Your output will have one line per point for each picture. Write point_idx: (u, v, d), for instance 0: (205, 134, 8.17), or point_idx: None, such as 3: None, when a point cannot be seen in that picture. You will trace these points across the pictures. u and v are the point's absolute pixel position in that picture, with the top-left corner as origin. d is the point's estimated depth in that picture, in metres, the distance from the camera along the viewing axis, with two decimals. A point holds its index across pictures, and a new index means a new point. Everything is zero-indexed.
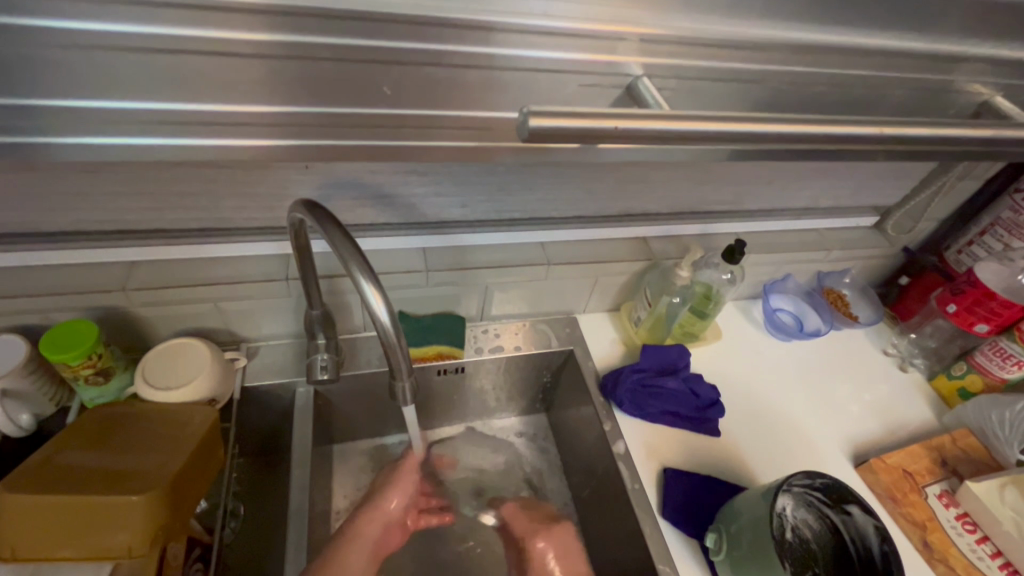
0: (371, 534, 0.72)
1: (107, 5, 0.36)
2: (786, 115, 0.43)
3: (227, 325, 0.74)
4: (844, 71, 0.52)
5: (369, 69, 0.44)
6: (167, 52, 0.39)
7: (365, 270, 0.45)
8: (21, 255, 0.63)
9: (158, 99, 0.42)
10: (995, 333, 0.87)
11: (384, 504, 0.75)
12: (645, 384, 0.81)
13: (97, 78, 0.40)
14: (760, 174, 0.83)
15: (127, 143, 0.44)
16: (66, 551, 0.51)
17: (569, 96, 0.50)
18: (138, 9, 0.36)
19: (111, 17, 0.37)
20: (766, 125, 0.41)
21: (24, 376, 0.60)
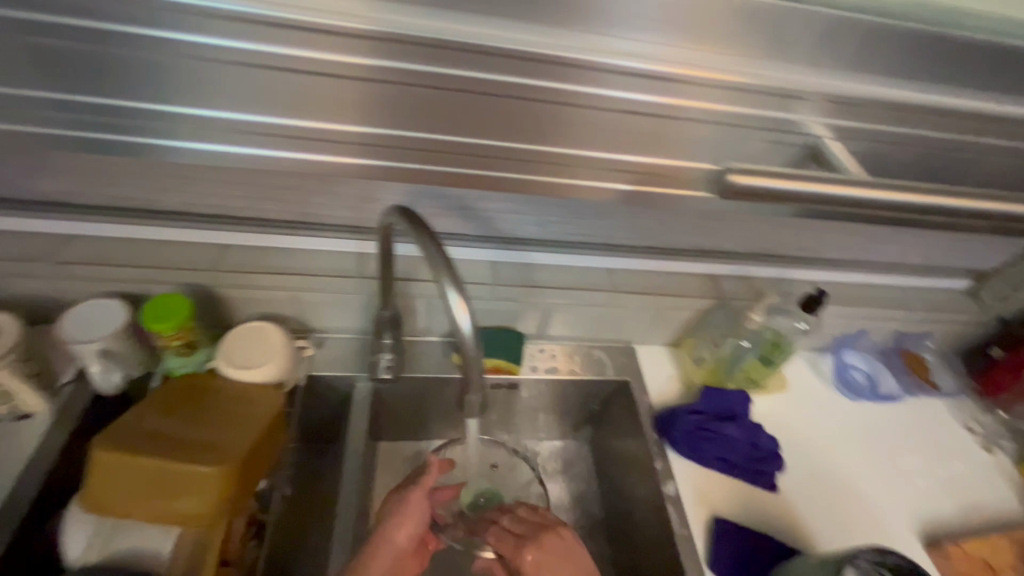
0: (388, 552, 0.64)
1: (228, 19, 0.47)
2: (843, 178, 0.49)
3: (300, 315, 0.77)
4: (877, 126, 0.60)
5: (478, 101, 0.55)
6: (253, 66, 0.50)
7: (452, 278, 0.45)
8: (131, 228, 0.68)
9: (259, 112, 0.53)
10: None
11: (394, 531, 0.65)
12: (703, 427, 0.78)
13: (199, 83, 0.51)
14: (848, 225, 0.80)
15: (249, 153, 0.56)
16: (140, 511, 0.53)
17: (679, 134, 0.59)
18: (257, 26, 0.48)
19: (216, 30, 0.47)
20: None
21: (122, 338, 0.65)
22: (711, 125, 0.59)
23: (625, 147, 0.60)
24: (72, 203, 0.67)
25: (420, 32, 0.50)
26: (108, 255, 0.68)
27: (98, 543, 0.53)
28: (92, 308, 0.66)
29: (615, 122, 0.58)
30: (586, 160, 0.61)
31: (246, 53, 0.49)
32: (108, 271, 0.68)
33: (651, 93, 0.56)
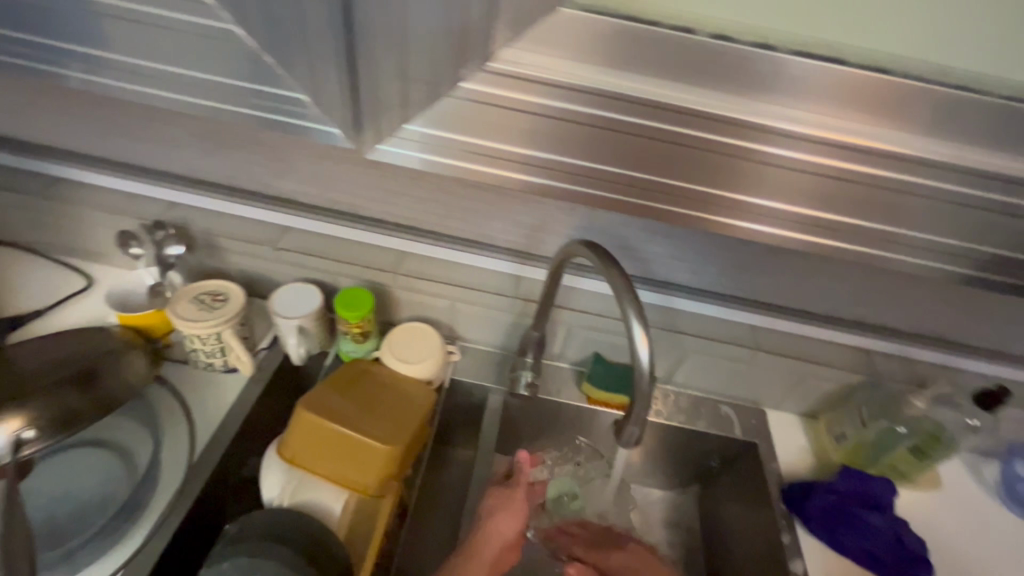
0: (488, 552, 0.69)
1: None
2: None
3: (451, 322, 0.85)
4: None
5: (669, 146, 0.53)
6: (462, 97, 0.53)
7: (638, 312, 0.48)
8: (331, 226, 0.79)
9: (421, 123, 0.56)
10: None
11: (496, 522, 0.71)
12: (842, 508, 0.73)
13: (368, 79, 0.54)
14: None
15: (389, 152, 0.58)
16: (323, 469, 0.60)
17: (890, 203, 0.54)
18: (425, 86, 0.54)
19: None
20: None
21: (315, 319, 0.76)
22: (907, 191, 0.52)
23: (805, 197, 0.54)
24: (289, 199, 0.78)
25: (615, 87, 0.51)
26: (311, 246, 0.80)
27: (290, 490, 0.60)
28: (292, 290, 0.78)
29: (795, 180, 0.53)
30: (750, 210, 0.56)
31: (434, 76, 0.52)
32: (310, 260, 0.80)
33: (828, 159, 0.51)
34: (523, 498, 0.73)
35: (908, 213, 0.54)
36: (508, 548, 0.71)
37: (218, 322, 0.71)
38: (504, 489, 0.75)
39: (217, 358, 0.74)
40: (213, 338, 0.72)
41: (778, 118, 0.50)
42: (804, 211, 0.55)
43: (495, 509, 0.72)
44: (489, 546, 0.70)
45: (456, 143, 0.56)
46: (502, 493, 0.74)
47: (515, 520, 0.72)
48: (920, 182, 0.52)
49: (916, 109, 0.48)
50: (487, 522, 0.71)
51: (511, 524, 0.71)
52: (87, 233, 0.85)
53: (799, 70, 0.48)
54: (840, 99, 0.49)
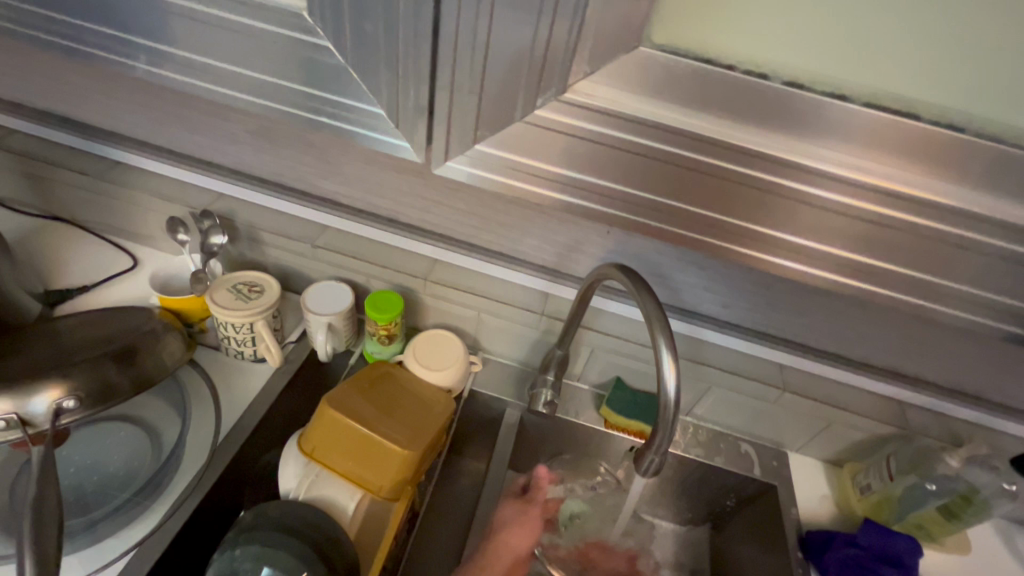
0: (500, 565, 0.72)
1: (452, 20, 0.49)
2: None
3: (476, 333, 0.86)
4: None
5: (705, 180, 0.53)
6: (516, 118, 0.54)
7: (669, 341, 0.48)
8: (369, 229, 0.81)
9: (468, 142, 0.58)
10: None
11: (511, 536, 0.75)
12: (862, 564, 0.71)
13: (425, 92, 0.56)
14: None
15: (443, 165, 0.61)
16: (339, 466, 0.61)
17: (925, 252, 0.52)
18: (477, 103, 0.54)
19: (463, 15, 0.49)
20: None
21: (344, 318, 0.78)
22: (942, 243, 0.51)
23: (835, 239, 0.54)
24: (330, 199, 0.80)
25: (664, 118, 0.50)
26: (347, 246, 0.83)
27: (306, 482, 0.61)
28: (326, 287, 0.81)
29: (835, 224, 0.53)
30: (791, 248, 0.56)
31: (496, 98, 0.53)
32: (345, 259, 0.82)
33: (857, 201, 0.50)
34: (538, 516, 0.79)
35: (941, 262, 0.53)
36: (517, 561, 0.74)
37: (252, 313, 0.73)
38: (520, 502, 0.80)
39: (248, 346, 0.76)
40: (246, 327, 0.74)
41: (817, 157, 0.49)
42: (836, 250, 0.55)
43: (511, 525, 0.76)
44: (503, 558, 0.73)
45: (499, 160, 0.58)
46: (518, 507, 0.79)
47: (528, 535, 0.77)
48: (953, 233, 0.50)
49: (962, 163, 0.47)
50: (501, 534, 0.75)
51: (523, 538, 0.76)
52: (139, 215, 0.89)
53: (844, 115, 0.46)
54: (875, 146, 0.47)
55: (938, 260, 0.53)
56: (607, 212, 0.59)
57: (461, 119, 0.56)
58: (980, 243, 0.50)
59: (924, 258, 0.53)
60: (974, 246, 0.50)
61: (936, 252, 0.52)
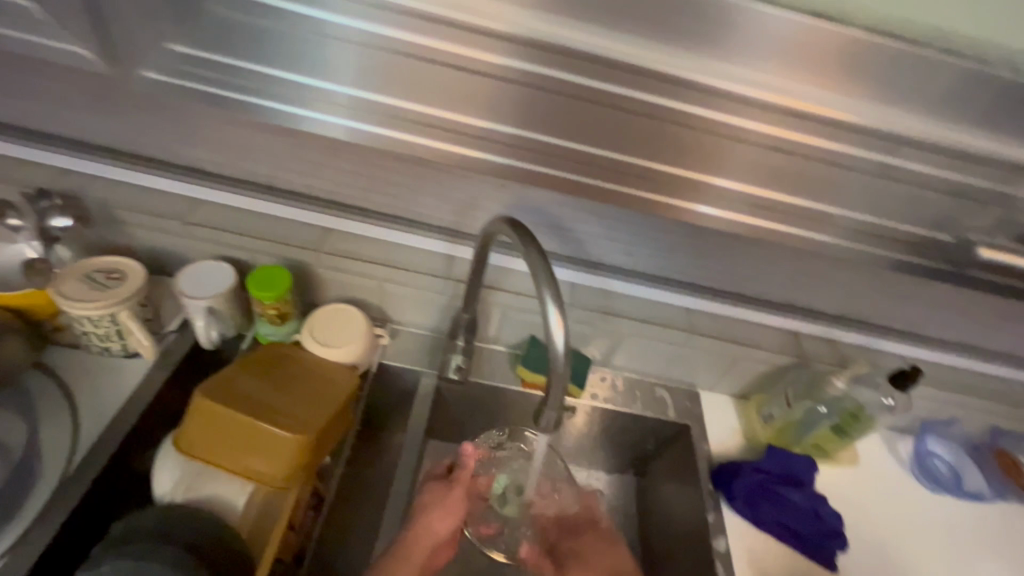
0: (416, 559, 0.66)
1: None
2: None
3: (382, 304, 0.81)
4: None
5: (621, 116, 0.54)
6: (405, 56, 0.52)
7: (555, 295, 0.46)
8: (253, 201, 0.73)
9: (363, 89, 0.55)
10: None
11: (432, 522, 0.68)
12: (765, 487, 0.74)
13: (289, 46, 0.52)
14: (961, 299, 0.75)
15: (323, 120, 0.57)
16: (223, 462, 0.55)
17: (816, 177, 0.56)
18: (377, 48, 0.52)
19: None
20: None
21: (227, 300, 0.70)
22: (838, 167, 0.55)
23: (738, 175, 0.57)
24: (199, 168, 0.72)
25: (572, 41, 0.49)
26: (224, 220, 0.74)
27: (185, 484, 0.55)
28: (203, 267, 0.72)
29: (747, 154, 0.55)
30: (698, 194, 0.58)
31: (388, 40, 0.51)
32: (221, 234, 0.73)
33: (780, 130, 0.53)
34: (463, 499, 0.70)
35: (823, 188, 0.57)
36: (441, 546, 0.69)
37: (112, 303, 0.64)
38: (441, 484, 0.71)
39: (114, 341, 0.68)
40: (109, 319, 0.65)
41: (735, 78, 0.50)
42: (746, 187, 0.57)
43: (430, 509, 0.69)
44: (422, 544, 0.67)
45: (393, 112, 0.56)
46: (442, 489, 0.70)
47: (452, 518, 0.69)
48: (849, 154, 0.54)
49: (887, 79, 0.49)
50: (420, 523, 0.68)
51: (447, 523, 0.69)
52: None
53: (771, 23, 0.47)
54: (802, 70, 0.50)
55: (822, 184, 0.56)
56: (514, 166, 0.58)
57: (348, 65, 0.53)
58: (861, 159, 0.54)
59: (815, 186, 0.57)
60: (872, 167, 0.55)
61: (819, 179, 0.56)
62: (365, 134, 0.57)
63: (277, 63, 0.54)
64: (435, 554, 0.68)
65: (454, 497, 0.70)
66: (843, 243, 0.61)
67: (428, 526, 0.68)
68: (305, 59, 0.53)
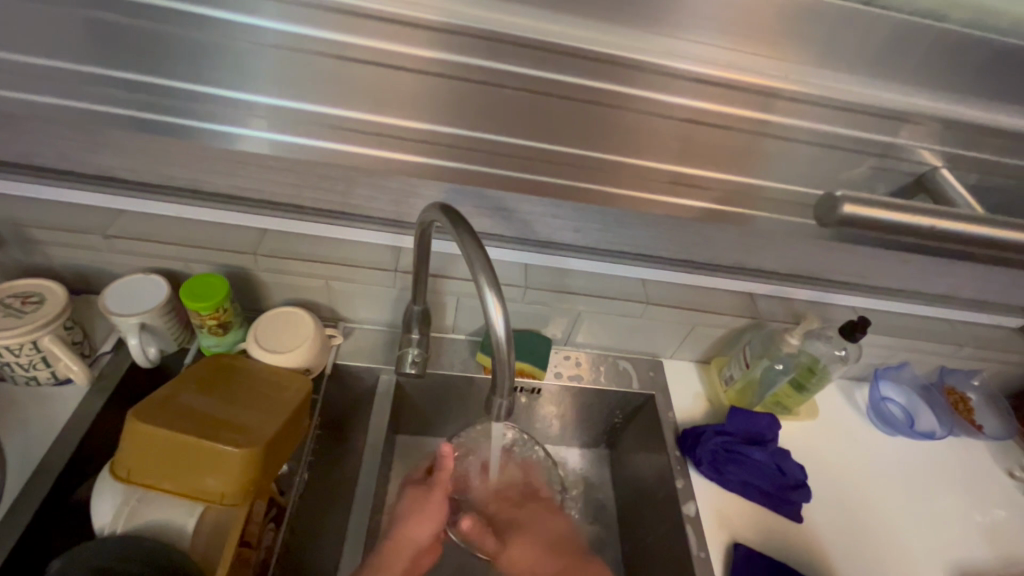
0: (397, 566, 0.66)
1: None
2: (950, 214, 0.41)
3: (331, 303, 0.78)
4: None
5: (560, 104, 0.52)
6: (320, 55, 0.49)
7: (491, 279, 0.44)
8: (182, 207, 0.70)
9: (278, 96, 0.52)
10: None
11: (410, 529, 0.70)
12: (729, 449, 0.76)
13: (187, 58, 0.49)
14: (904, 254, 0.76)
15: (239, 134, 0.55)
16: (167, 483, 0.53)
17: (755, 151, 0.55)
18: (287, 53, 0.49)
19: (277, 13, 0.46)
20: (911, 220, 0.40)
21: (161, 314, 0.66)
22: (777, 139, 0.54)
23: (675, 156, 0.56)
24: (114, 176, 0.68)
25: (499, 26, 0.47)
26: (150, 230, 0.70)
27: (127, 512, 0.54)
28: (132, 282, 0.68)
29: (674, 132, 0.54)
30: (639, 179, 0.58)
31: (311, 41, 0.48)
32: (147, 246, 0.69)
33: (714, 105, 0.51)
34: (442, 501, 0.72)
35: (765, 162, 0.56)
36: (422, 552, 0.70)
37: (31, 329, 0.60)
38: (421, 488, 0.73)
39: (40, 369, 0.63)
40: (30, 346, 0.61)
41: (681, 57, 0.49)
42: (679, 169, 0.57)
43: (413, 513, 0.71)
44: (400, 550, 0.68)
45: (322, 119, 0.53)
46: (422, 493, 0.73)
47: (433, 521, 0.71)
48: (789, 125, 0.52)
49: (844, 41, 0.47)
50: (399, 528, 0.70)
51: (425, 527, 0.70)
52: None
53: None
54: (750, 38, 0.48)
55: (762, 158, 0.55)
56: (457, 167, 0.58)
57: (275, 73, 0.50)
58: (802, 131, 0.52)
59: (754, 156, 0.55)
60: (816, 138, 0.53)
61: (759, 150, 0.55)
62: (294, 145, 0.56)
63: (190, 75, 0.50)
64: (420, 560, 0.69)
65: (435, 502, 0.72)
66: (785, 217, 0.61)
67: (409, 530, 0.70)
68: (218, 62, 0.49)
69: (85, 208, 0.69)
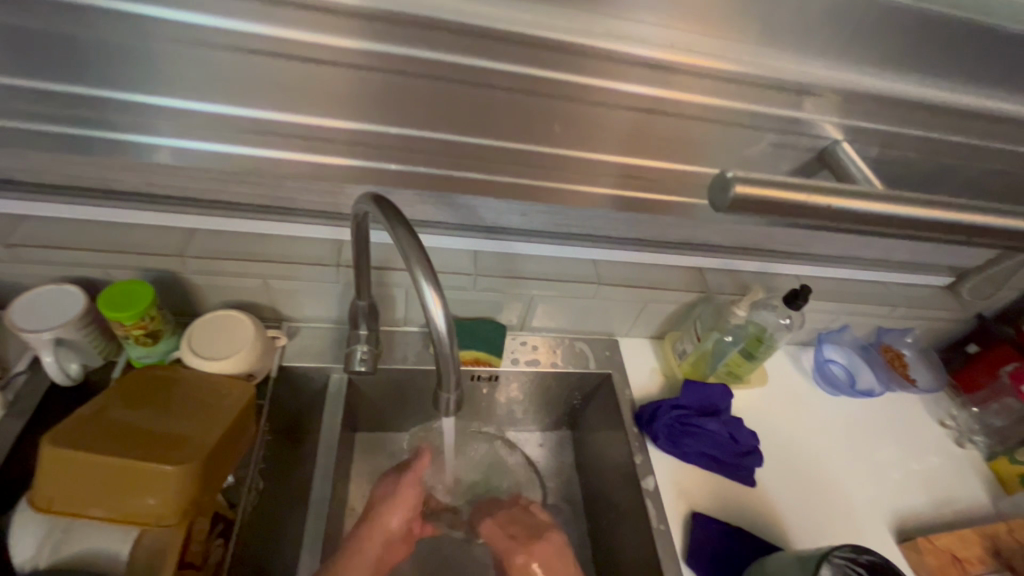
0: (368, 555, 0.67)
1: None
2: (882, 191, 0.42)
3: (273, 303, 0.74)
4: (982, 141, 0.57)
5: (499, 98, 0.51)
6: (228, 50, 0.45)
7: (428, 272, 0.42)
8: (97, 211, 0.65)
9: (189, 98, 0.49)
10: (1002, 395, 0.88)
11: (383, 516, 0.70)
12: (684, 421, 0.77)
13: (80, 60, 0.45)
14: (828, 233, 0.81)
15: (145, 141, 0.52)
16: (94, 511, 0.50)
17: (689, 138, 0.55)
18: (192, 46, 0.45)
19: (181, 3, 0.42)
20: (838, 198, 0.40)
21: (79, 327, 0.61)
22: (712, 122, 0.54)
23: (615, 146, 0.56)
24: (12, 180, 0.62)
25: (424, 10, 0.44)
26: (60, 237, 0.64)
27: (53, 545, 0.50)
28: (44, 293, 0.62)
29: (618, 120, 0.54)
30: (584, 173, 0.58)
31: (221, 34, 0.44)
32: (56, 255, 0.63)
33: (650, 89, 0.51)
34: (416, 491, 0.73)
35: (703, 150, 0.57)
36: (393, 542, 0.70)
37: None
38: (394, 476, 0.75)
39: None
40: None
41: (625, 41, 0.48)
42: (621, 159, 0.57)
43: (382, 504, 0.72)
44: (374, 541, 0.69)
45: (249, 125, 0.51)
46: (393, 483, 0.74)
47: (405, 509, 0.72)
48: (723, 108, 0.53)
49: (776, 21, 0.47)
50: (373, 520, 0.70)
51: (399, 515, 0.71)
52: None
53: None
54: (687, 14, 0.46)
55: (702, 140, 0.56)
56: (393, 168, 0.56)
57: (192, 74, 0.47)
58: (744, 114, 0.53)
59: (693, 139, 0.56)
60: (753, 118, 0.54)
61: (696, 134, 0.55)
62: (210, 153, 0.53)
63: (94, 79, 0.46)
64: (391, 550, 0.70)
65: (406, 491, 0.73)
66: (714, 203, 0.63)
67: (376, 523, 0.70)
68: (118, 61, 0.45)
69: None
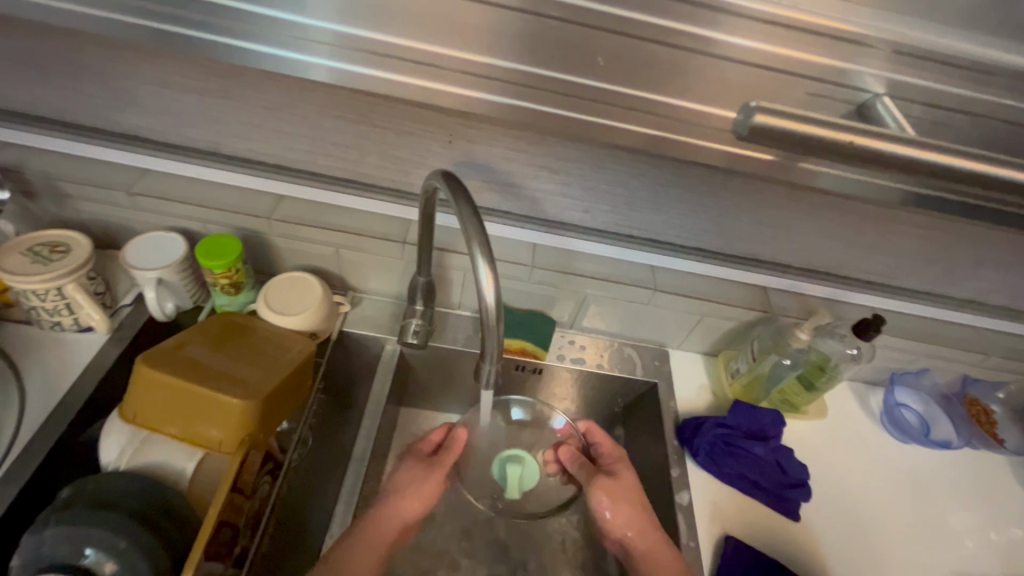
0: (371, 545, 0.63)
1: None
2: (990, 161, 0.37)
3: (341, 272, 0.80)
4: None
5: (575, 31, 0.45)
6: None
7: (483, 245, 0.45)
8: (204, 170, 0.73)
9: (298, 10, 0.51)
10: None
11: (406, 502, 0.67)
12: (728, 442, 0.74)
13: None
14: (934, 238, 0.73)
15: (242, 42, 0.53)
16: (172, 429, 0.57)
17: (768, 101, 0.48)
18: None
19: None
20: (944, 158, 0.37)
21: (177, 272, 0.68)
22: (802, 80, 0.47)
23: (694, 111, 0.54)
24: (139, 136, 0.71)
25: None
26: (171, 190, 0.72)
27: (131, 453, 0.57)
28: (153, 239, 0.70)
29: (742, 76, 0.47)
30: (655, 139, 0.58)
31: None
32: (167, 205, 0.71)
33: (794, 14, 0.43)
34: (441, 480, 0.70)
35: None
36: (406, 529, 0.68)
37: (56, 277, 0.63)
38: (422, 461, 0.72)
39: (64, 315, 0.67)
40: (55, 293, 0.64)
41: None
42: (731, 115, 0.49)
43: (404, 487, 0.68)
44: (386, 526, 0.65)
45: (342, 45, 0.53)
46: (420, 469, 0.71)
47: (427, 497, 0.69)
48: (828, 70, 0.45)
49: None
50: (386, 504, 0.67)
51: (418, 504, 0.68)
52: None
53: None
54: None
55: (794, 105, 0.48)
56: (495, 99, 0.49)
57: None
58: (835, 73, 0.46)
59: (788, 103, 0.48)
60: (838, 80, 0.46)
61: (796, 94, 0.48)
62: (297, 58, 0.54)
63: None
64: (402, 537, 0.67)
65: (432, 476, 0.70)
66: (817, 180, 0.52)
67: (395, 505, 0.67)
68: None
69: (112, 165, 0.72)
